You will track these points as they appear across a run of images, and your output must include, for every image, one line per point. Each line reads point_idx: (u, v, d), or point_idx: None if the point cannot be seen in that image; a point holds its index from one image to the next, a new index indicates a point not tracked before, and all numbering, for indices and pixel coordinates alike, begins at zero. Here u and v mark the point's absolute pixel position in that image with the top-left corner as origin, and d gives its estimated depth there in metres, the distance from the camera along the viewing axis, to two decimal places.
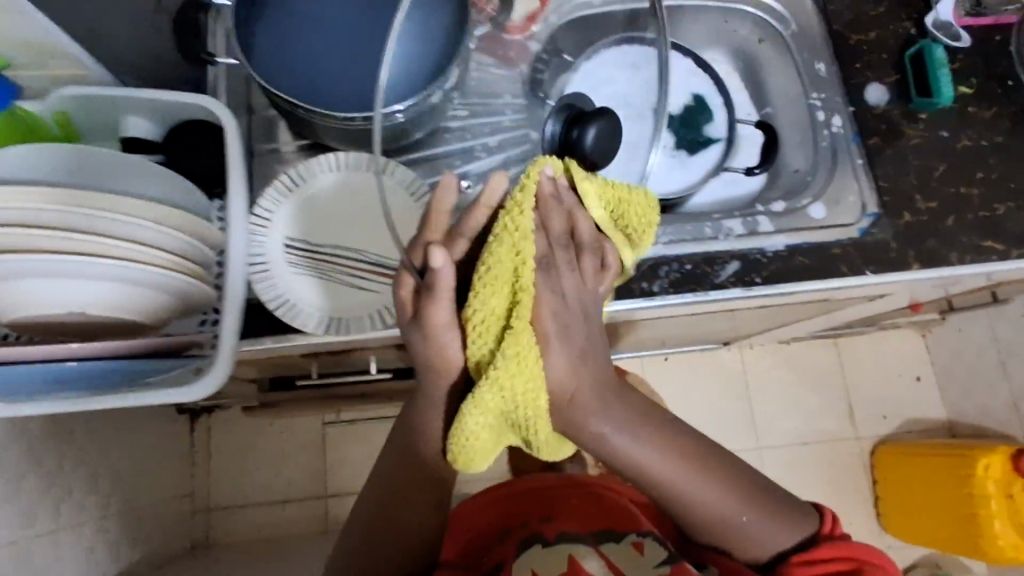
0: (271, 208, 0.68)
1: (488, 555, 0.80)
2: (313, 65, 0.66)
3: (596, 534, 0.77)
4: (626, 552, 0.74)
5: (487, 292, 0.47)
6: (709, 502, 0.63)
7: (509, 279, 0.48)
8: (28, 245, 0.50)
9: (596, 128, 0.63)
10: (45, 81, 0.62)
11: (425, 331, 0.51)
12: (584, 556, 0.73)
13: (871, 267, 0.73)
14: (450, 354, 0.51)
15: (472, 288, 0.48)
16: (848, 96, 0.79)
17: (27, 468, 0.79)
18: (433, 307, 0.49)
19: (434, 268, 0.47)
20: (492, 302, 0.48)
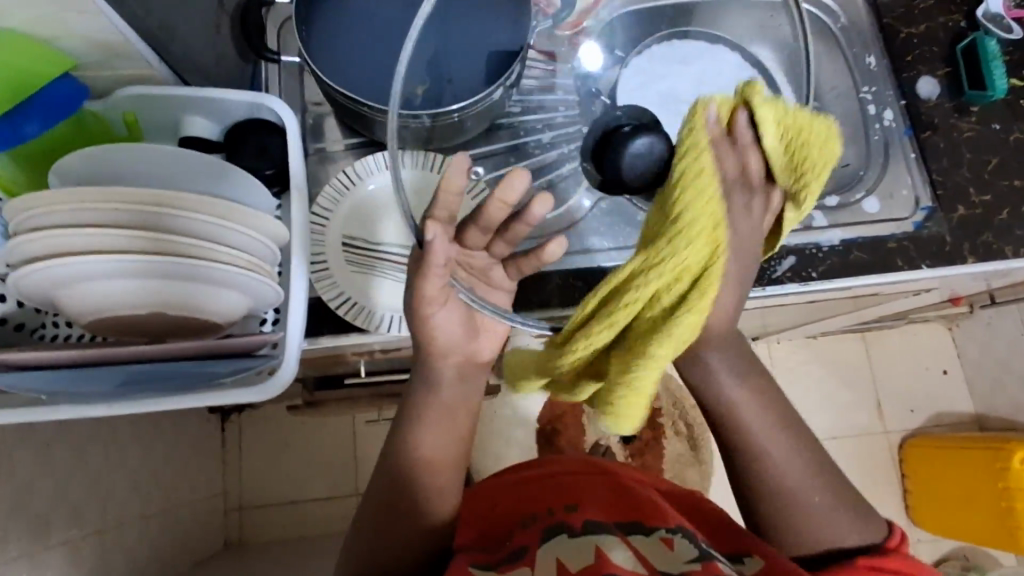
0: (329, 207, 0.68)
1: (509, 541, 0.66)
2: (373, 64, 0.66)
3: (621, 524, 0.64)
4: (654, 544, 0.60)
5: (684, 239, 0.43)
6: (766, 458, 0.60)
7: (706, 226, 0.44)
8: (117, 245, 0.51)
9: (650, 143, 0.59)
10: (108, 80, 0.62)
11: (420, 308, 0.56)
12: (609, 548, 0.57)
13: (926, 261, 0.73)
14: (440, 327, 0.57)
15: (666, 233, 0.44)
16: (900, 87, 0.79)
17: (78, 466, 0.79)
18: (425, 280, 0.53)
19: (428, 240, 0.51)
20: (690, 250, 0.44)
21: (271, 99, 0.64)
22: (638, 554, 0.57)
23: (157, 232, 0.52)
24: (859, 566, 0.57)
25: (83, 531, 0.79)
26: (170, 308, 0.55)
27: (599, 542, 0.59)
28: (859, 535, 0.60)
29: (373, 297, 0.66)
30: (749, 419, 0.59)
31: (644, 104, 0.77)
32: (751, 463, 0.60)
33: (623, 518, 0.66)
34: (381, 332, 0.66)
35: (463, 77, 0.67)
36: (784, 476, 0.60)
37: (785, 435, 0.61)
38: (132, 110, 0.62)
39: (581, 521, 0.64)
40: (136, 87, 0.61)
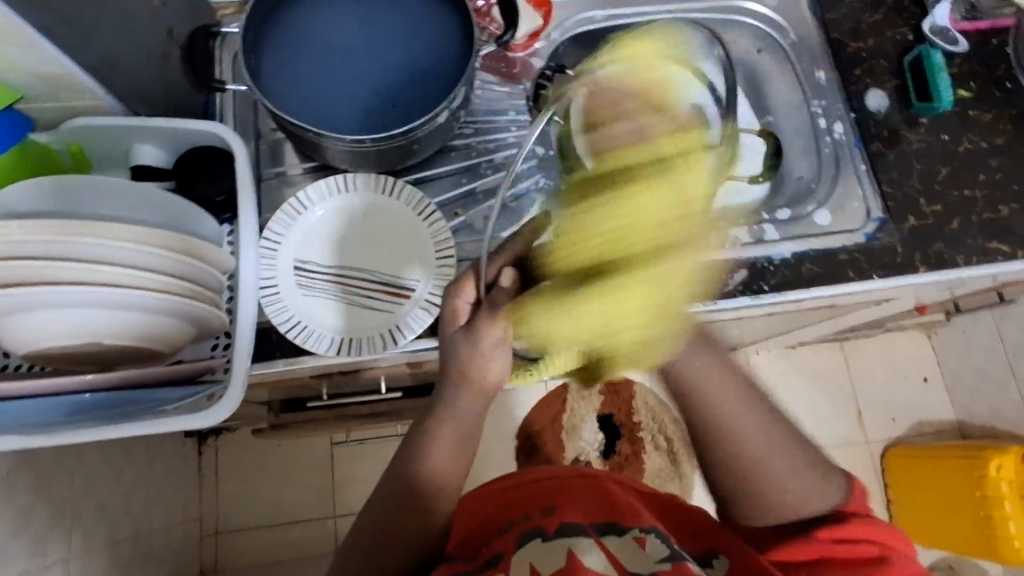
0: (280, 232, 0.69)
1: (488, 547, 0.62)
2: (322, 92, 0.68)
3: (596, 526, 0.58)
4: (627, 546, 0.54)
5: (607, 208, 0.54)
6: (739, 436, 0.58)
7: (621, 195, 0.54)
8: (54, 276, 0.51)
9: None
10: (55, 111, 0.63)
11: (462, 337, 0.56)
12: (583, 551, 0.53)
13: (878, 272, 0.73)
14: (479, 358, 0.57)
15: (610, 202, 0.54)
16: (849, 101, 0.81)
17: (39, 496, 0.78)
18: None
19: None
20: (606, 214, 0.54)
21: (220, 127, 0.63)
22: (612, 558, 0.53)
23: (109, 264, 0.53)
24: (818, 540, 0.57)
25: (47, 560, 0.79)
26: (119, 338, 0.56)
27: (573, 546, 0.54)
28: (825, 500, 0.59)
29: (324, 321, 0.67)
30: (724, 408, 0.58)
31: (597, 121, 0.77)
32: (725, 442, 0.58)
33: (600, 520, 0.59)
34: (331, 354, 0.66)
35: (411, 100, 0.68)
36: (746, 449, 0.58)
37: (763, 415, 0.59)
38: (76, 141, 0.63)
39: (557, 526, 0.59)
40: (81, 118, 0.61)
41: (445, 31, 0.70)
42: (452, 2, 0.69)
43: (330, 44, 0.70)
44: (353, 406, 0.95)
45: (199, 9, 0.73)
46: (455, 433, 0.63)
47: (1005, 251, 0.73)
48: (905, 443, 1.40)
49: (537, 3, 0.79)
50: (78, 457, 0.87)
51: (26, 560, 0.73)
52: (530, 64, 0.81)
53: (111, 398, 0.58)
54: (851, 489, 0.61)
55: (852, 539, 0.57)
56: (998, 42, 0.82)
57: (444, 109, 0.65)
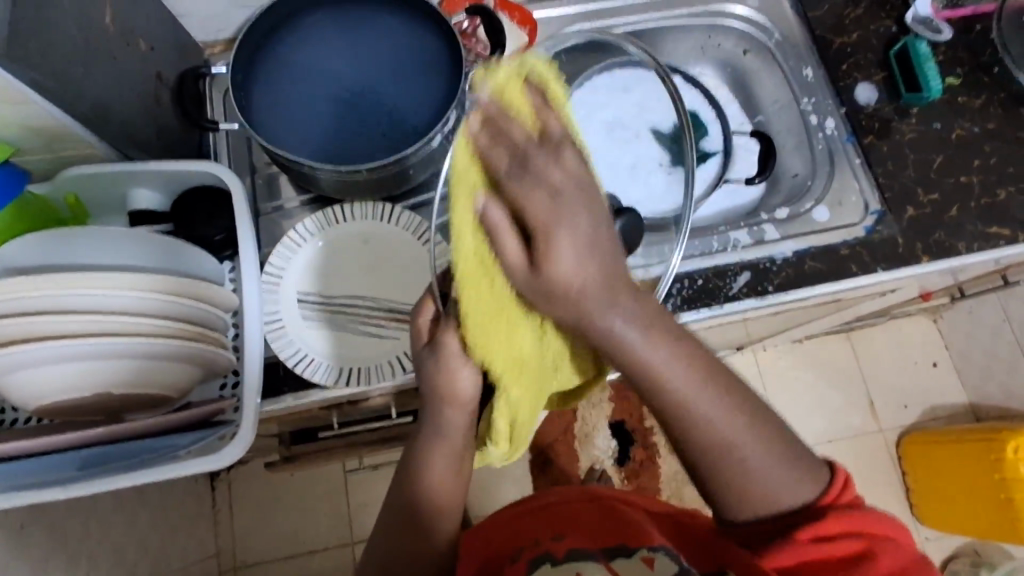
0: (282, 266, 0.69)
1: None
2: (313, 126, 0.68)
3: (604, 548, 0.57)
4: (635, 567, 0.53)
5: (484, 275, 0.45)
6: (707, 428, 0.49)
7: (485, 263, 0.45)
8: (64, 329, 0.51)
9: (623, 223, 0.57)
10: (51, 161, 0.63)
11: (438, 357, 0.54)
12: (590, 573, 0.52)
13: (882, 265, 0.73)
14: (459, 384, 0.54)
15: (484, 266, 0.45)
16: (839, 96, 0.81)
17: (56, 546, 0.78)
18: (452, 333, 0.53)
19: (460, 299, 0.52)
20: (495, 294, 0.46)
21: (216, 167, 0.64)
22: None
23: (116, 315, 0.53)
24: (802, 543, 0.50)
25: None
26: (129, 387, 0.55)
27: (580, 569, 0.53)
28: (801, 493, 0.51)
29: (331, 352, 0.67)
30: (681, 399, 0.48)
31: (591, 135, 0.80)
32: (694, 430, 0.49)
33: (609, 543, 0.58)
34: (340, 386, 0.65)
35: (403, 126, 0.69)
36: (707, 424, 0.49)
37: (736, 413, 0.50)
38: (73, 191, 0.63)
39: (565, 550, 0.58)
40: (77, 167, 0.62)
41: (432, 56, 0.70)
42: (438, 27, 0.70)
43: (319, 78, 0.70)
44: (365, 433, 0.95)
45: (186, 49, 0.74)
46: (449, 453, 0.59)
47: (1006, 235, 0.73)
48: (920, 430, 1.39)
49: (522, 21, 0.78)
50: (92, 503, 0.86)
51: None
52: None
53: (121, 447, 0.57)
54: (833, 474, 0.53)
55: (834, 535, 0.50)
56: (982, 28, 0.82)
57: (438, 135, 0.65)
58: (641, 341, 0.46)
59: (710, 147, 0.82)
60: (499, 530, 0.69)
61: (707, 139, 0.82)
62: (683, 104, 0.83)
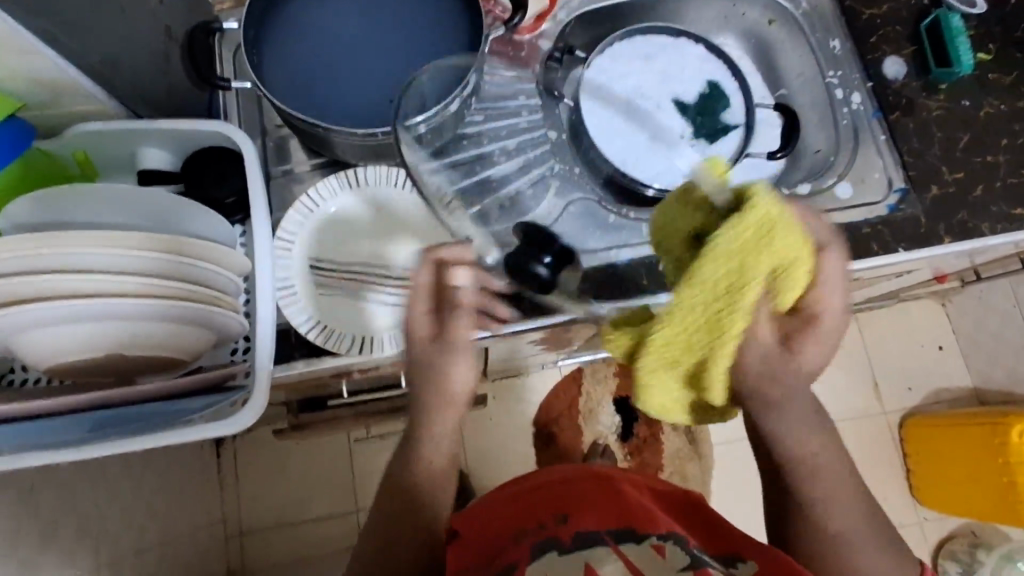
0: (293, 231, 0.67)
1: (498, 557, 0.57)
2: (327, 88, 0.66)
3: (613, 530, 0.54)
4: (645, 556, 0.49)
5: (699, 291, 0.41)
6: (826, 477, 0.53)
7: (696, 326, 0.43)
8: (76, 289, 0.50)
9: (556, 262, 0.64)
10: (58, 117, 0.61)
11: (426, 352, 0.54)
12: (599, 562, 0.49)
13: (903, 244, 0.71)
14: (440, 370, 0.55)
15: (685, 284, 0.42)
16: (866, 70, 0.79)
17: (63, 506, 0.78)
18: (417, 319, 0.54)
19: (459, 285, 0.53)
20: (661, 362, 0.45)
21: (224, 126, 0.62)
22: (630, 565, 0.48)
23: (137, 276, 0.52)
24: None
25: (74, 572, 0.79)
26: (145, 348, 0.55)
27: (589, 560, 0.49)
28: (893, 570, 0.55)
29: (342, 320, 0.65)
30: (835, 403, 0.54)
31: (611, 103, 0.79)
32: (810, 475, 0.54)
33: (617, 524, 0.55)
34: (350, 354, 0.64)
35: (419, 88, 0.67)
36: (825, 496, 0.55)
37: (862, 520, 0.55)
38: (83, 148, 0.61)
39: (573, 534, 0.54)
40: (85, 123, 0.60)
41: (450, 19, 0.68)
42: None
43: (332, 38, 0.68)
44: (373, 403, 0.94)
45: (196, 4, 0.71)
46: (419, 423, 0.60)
47: None
48: (923, 413, 1.39)
49: None
50: (98, 465, 0.86)
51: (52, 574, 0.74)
52: (538, 46, 0.78)
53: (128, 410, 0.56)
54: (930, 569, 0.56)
55: None
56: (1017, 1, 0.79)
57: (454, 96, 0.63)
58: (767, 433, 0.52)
59: (731, 120, 0.80)
60: (493, 510, 0.65)
61: (729, 111, 0.80)
62: (706, 74, 0.81)
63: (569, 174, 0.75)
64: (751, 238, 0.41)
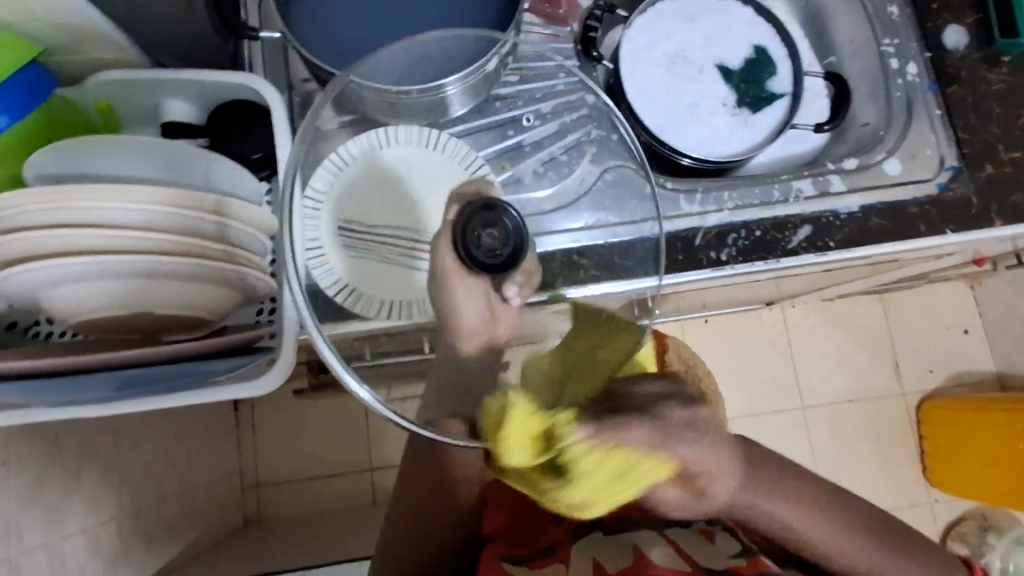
0: (321, 190, 0.65)
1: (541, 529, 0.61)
2: (358, 44, 0.64)
3: (655, 514, 0.59)
4: (693, 540, 0.56)
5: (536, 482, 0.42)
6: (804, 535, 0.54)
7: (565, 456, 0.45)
8: (106, 245, 0.49)
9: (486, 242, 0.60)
10: (81, 64, 0.59)
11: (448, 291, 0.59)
12: (648, 545, 0.54)
13: (952, 226, 0.68)
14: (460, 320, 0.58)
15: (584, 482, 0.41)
16: (924, 39, 0.74)
17: (86, 456, 0.79)
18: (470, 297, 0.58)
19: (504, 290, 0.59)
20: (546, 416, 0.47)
21: (248, 77, 0.59)
22: (679, 551, 0.54)
23: (163, 232, 0.50)
24: None
25: (98, 519, 0.81)
26: (173, 307, 0.54)
27: (638, 542, 0.55)
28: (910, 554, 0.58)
29: (372, 283, 0.64)
30: None
31: (651, 67, 0.75)
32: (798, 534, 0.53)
33: (655, 506, 0.60)
34: (381, 318, 0.64)
35: (454, 45, 0.64)
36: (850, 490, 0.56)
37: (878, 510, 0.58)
38: (106, 97, 0.59)
39: (616, 514, 0.59)
40: (108, 71, 0.58)
41: None
42: None
43: None
44: None
45: None
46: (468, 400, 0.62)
47: None
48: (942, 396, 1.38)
49: None
50: (120, 417, 0.87)
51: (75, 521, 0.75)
52: (577, 3, 0.75)
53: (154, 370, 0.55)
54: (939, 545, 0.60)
55: None
56: None
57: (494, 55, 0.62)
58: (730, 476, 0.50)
59: (778, 89, 0.76)
60: None
61: (776, 79, 0.76)
62: (753, 39, 0.77)
63: (607, 141, 0.71)
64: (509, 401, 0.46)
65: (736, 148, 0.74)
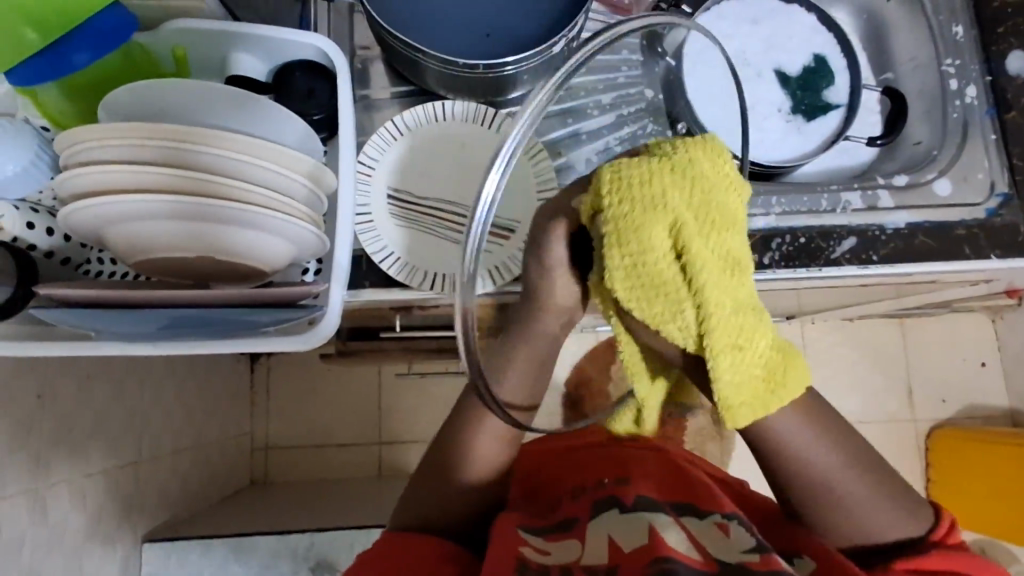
0: (375, 156, 0.66)
1: (557, 510, 0.61)
2: (427, 16, 0.64)
3: (675, 506, 0.58)
4: (709, 531, 0.54)
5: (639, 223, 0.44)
6: (815, 485, 0.53)
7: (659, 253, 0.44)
8: (172, 185, 0.50)
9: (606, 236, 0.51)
10: (158, 11, 0.60)
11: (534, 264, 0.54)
12: (664, 527, 0.52)
13: (997, 251, 0.68)
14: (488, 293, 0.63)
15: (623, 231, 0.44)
16: (986, 63, 0.74)
17: (111, 400, 0.81)
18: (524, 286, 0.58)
19: None
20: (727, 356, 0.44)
21: (321, 39, 0.62)
22: (694, 540, 0.51)
23: (227, 178, 0.51)
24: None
25: (118, 462, 0.82)
26: (228, 255, 0.54)
27: (653, 523, 0.53)
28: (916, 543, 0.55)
29: (416, 253, 0.65)
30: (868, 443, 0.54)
31: (710, 66, 0.75)
32: (794, 482, 0.53)
33: (680, 501, 0.59)
34: (422, 290, 0.64)
35: (519, 26, 0.64)
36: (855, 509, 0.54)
37: None
38: (181, 46, 0.60)
39: (635, 497, 0.58)
40: (187, 20, 0.59)
41: None
42: None
43: None
44: (419, 341, 0.94)
45: None
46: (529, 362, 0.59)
47: None
48: (954, 426, 1.38)
49: None
50: (147, 365, 0.88)
51: (93, 463, 0.76)
52: None
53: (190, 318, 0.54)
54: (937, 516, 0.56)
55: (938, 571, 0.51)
56: None
57: (558, 41, 0.58)
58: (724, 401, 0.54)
59: (834, 99, 0.76)
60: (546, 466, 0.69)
61: (833, 89, 0.76)
62: (814, 47, 0.77)
63: (661, 136, 0.73)
64: (764, 386, 0.46)
65: (786, 154, 0.75)
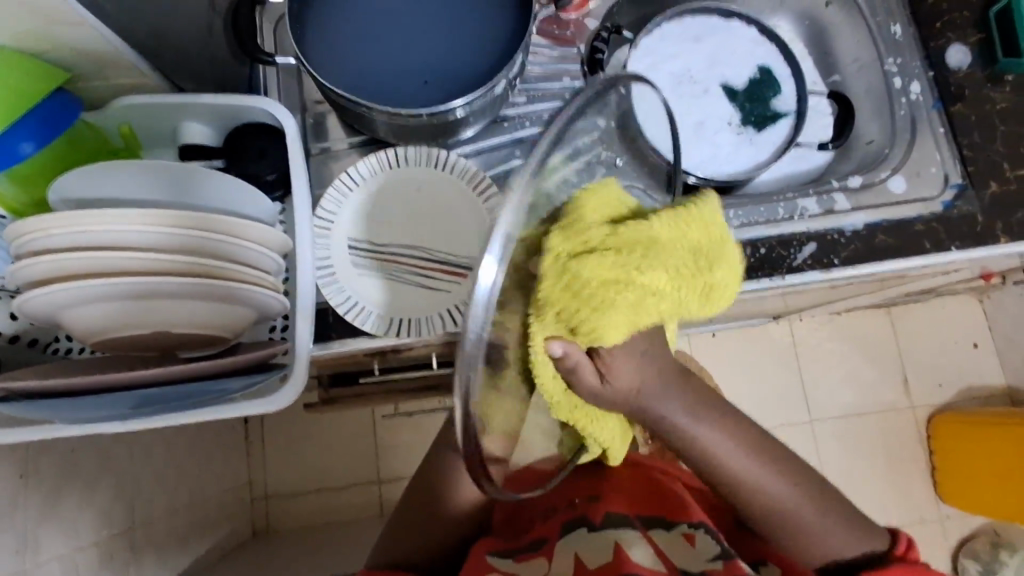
0: (333, 209, 0.67)
1: (531, 529, 0.60)
2: (369, 70, 0.65)
3: (643, 519, 0.59)
4: (675, 542, 0.56)
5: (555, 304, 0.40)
6: None
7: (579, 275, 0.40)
8: (130, 268, 0.50)
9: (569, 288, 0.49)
10: (105, 89, 0.61)
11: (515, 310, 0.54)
12: (630, 544, 0.54)
13: (957, 243, 0.68)
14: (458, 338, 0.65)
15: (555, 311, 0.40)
16: (928, 58, 0.75)
17: (99, 471, 0.80)
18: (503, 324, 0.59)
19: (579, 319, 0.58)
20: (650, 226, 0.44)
21: (263, 100, 0.61)
22: (658, 553, 0.54)
23: (171, 253, 0.51)
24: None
25: (112, 531, 0.82)
26: (191, 327, 0.54)
27: (620, 541, 0.55)
28: None
29: (380, 302, 0.65)
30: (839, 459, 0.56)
31: (658, 86, 0.77)
32: None
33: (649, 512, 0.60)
34: (389, 336, 0.64)
35: (458, 69, 0.65)
36: None
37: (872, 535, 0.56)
38: (127, 121, 0.61)
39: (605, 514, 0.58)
40: (127, 97, 0.60)
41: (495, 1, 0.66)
42: None
43: (377, 15, 0.67)
44: (403, 380, 0.94)
45: None
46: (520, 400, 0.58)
47: None
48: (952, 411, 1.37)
49: None
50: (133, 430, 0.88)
51: (84, 536, 0.76)
52: (584, 24, 0.76)
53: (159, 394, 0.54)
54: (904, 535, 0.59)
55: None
56: None
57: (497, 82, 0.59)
58: (689, 421, 0.54)
59: (782, 108, 0.78)
60: None
61: (780, 99, 0.78)
62: (758, 58, 0.79)
63: None
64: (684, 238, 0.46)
65: (737, 167, 0.75)
